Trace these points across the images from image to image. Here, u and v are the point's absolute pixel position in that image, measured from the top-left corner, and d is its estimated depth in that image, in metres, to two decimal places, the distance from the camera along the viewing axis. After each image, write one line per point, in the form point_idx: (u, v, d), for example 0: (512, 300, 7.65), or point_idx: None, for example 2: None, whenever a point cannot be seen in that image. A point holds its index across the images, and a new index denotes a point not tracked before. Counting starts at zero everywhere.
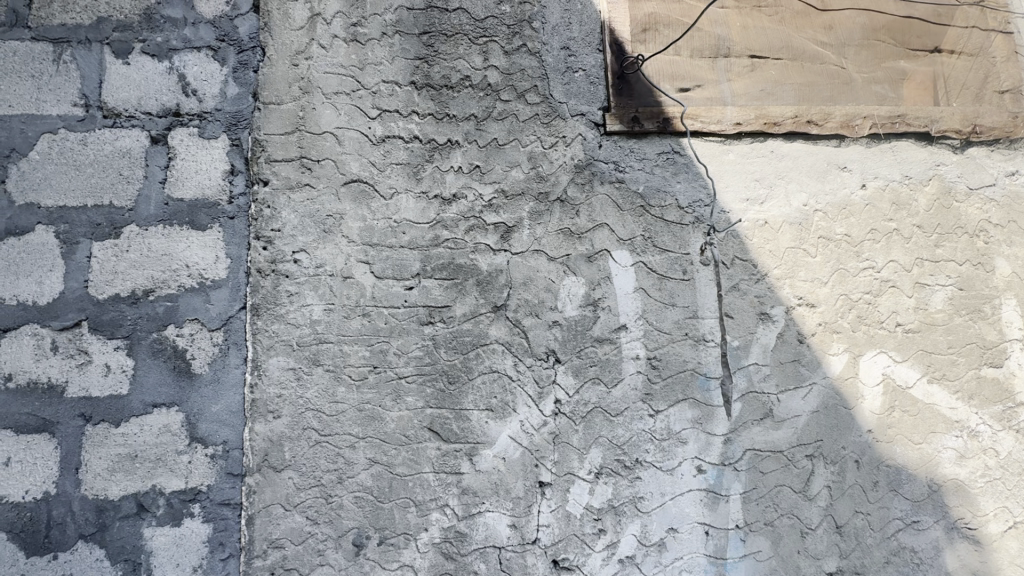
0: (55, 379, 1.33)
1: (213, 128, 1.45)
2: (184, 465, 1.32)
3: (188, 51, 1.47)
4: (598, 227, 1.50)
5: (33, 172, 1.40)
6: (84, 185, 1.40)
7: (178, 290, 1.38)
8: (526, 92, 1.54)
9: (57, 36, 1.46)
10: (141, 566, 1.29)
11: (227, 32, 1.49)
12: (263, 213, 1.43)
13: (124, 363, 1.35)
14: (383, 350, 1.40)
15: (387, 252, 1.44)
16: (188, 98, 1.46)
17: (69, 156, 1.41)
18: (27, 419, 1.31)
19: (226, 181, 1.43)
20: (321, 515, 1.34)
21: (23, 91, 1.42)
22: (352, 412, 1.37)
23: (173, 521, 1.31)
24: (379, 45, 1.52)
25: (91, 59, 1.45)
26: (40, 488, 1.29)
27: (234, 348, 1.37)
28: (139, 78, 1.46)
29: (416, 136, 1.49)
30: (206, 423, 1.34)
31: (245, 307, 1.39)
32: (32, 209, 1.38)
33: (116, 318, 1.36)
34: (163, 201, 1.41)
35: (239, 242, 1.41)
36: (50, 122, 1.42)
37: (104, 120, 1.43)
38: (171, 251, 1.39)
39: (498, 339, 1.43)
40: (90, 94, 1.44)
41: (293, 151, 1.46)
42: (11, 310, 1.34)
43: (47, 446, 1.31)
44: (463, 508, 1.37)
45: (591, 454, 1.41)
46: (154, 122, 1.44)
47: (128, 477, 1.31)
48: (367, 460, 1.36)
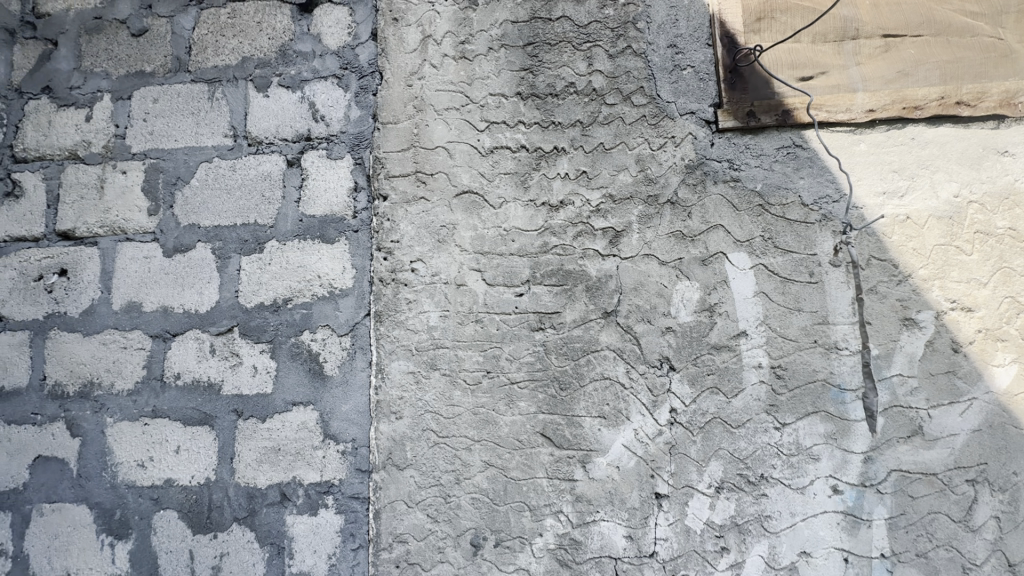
0: (214, 378, 1.51)
1: (339, 149, 1.58)
2: (319, 459, 1.44)
3: (317, 81, 1.62)
4: (712, 229, 1.44)
5: (194, 197, 1.60)
6: (234, 206, 1.58)
7: (312, 299, 1.51)
8: (632, 94, 1.51)
9: (211, 76, 1.66)
10: (285, 550, 1.42)
11: (350, 60, 1.62)
12: (384, 226, 1.52)
13: (268, 365, 1.50)
14: (496, 355, 1.43)
15: (497, 260, 1.47)
16: (317, 123, 1.60)
17: (222, 181, 1.60)
18: (193, 413, 1.50)
19: (350, 197, 1.54)
20: (440, 514, 1.39)
21: (186, 127, 1.64)
22: (467, 415, 1.42)
23: (311, 510, 1.42)
24: (486, 60, 1.57)
25: (238, 94, 1.64)
26: (203, 474, 1.47)
27: (360, 353, 1.47)
28: (277, 108, 1.62)
29: (522, 145, 1.52)
30: (337, 422, 1.45)
31: (369, 314, 1.49)
32: (194, 229, 1.59)
33: (261, 324, 1.52)
34: (298, 218, 1.55)
35: (362, 253, 1.51)
36: (206, 152, 1.62)
37: (249, 148, 1.61)
38: (306, 264, 1.53)
39: (609, 346, 1.42)
40: (238, 125, 1.63)
41: (409, 166, 1.54)
42: (180, 318, 1.55)
43: (208, 437, 1.48)
44: (577, 516, 1.36)
45: (710, 467, 1.35)
46: (289, 147, 1.60)
47: (273, 468, 1.45)
48: (482, 462, 1.40)
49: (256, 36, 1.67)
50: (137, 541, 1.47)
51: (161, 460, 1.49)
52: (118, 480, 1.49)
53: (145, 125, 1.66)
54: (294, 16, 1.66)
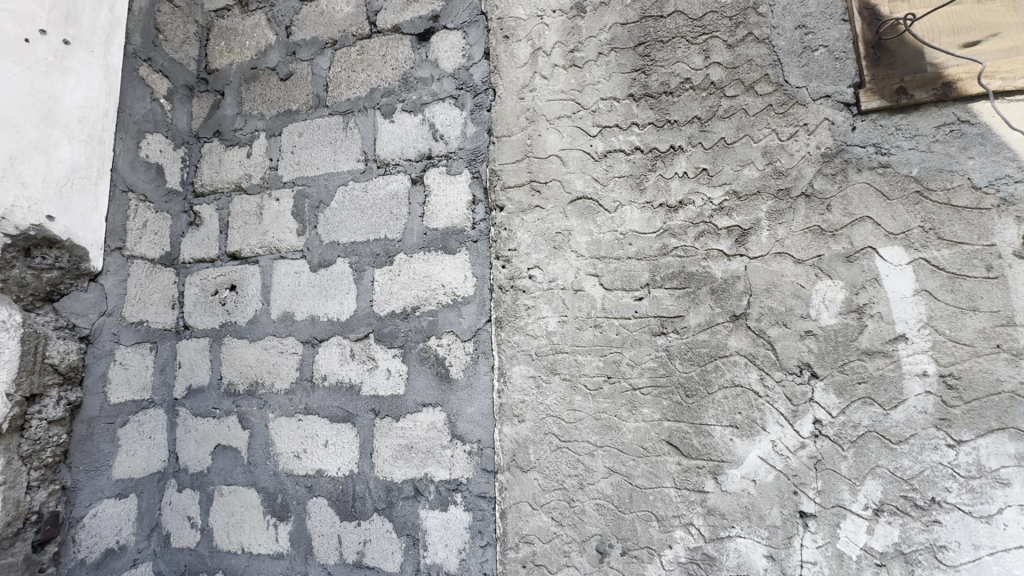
0: (355, 380, 1.66)
1: (458, 165, 1.67)
2: (448, 458, 1.52)
3: (436, 103, 1.73)
4: (857, 222, 1.30)
5: (333, 217, 1.79)
6: (367, 223, 1.74)
7: (437, 307, 1.61)
8: (756, 83, 1.42)
9: (345, 109, 1.85)
10: (420, 542, 1.52)
11: (465, 80, 1.71)
12: (501, 235, 1.58)
13: (400, 368, 1.62)
14: (616, 360, 1.42)
15: (615, 264, 1.46)
16: (437, 142, 1.71)
17: (356, 202, 1.77)
18: (337, 411, 1.67)
19: (469, 210, 1.63)
20: (565, 517, 1.40)
21: (325, 155, 1.84)
22: (589, 421, 1.41)
23: (442, 506, 1.51)
24: (596, 65, 1.57)
25: (368, 122, 1.81)
26: (347, 467, 1.62)
27: (483, 357, 1.54)
28: (401, 132, 1.76)
29: (637, 147, 1.50)
30: (463, 423, 1.52)
31: (490, 320, 1.55)
32: (334, 245, 1.77)
33: (393, 331, 1.65)
34: (423, 231, 1.67)
35: (482, 262, 1.58)
36: (343, 177, 1.81)
37: (378, 170, 1.77)
38: (431, 274, 1.63)
39: (739, 351, 1.34)
40: (368, 150, 1.79)
41: (523, 176, 1.59)
42: (325, 325, 1.73)
43: (351, 433, 1.64)
44: (709, 530, 1.29)
45: (866, 486, 1.21)
46: (413, 166, 1.72)
47: (407, 464, 1.56)
48: (606, 468, 1.38)
49: (381, 67, 1.83)
50: (296, 523, 1.66)
51: (313, 452, 1.67)
52: (279, 469, 1.70)
53: (293, 156, 1.89)
54: (414, 46, 1.80)
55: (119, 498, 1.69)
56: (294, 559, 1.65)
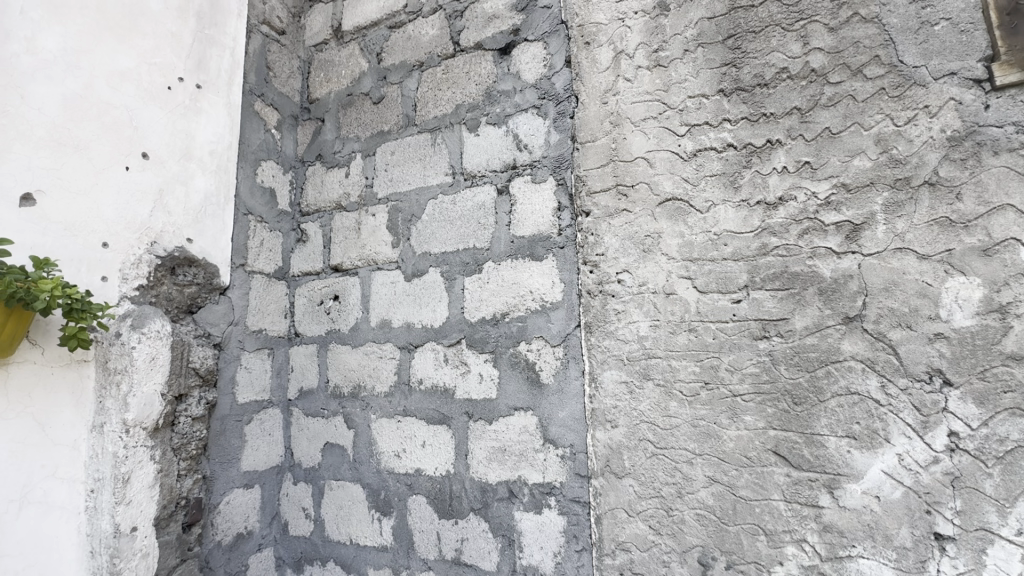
0: (448, 384, 1.74)
1: (543, 173, 1.70)
2: (541, 461, 1.55)
3: (519, 114, 1.78)
4: (996, 211, 1.16)
5: (425, 229, 1.89)
6: (457, 234, 1.82)
7: (526, 312, 1.64)
8: (864, 66, 1.32)
9: (432, 126, 1.95)
10: (515, 543, 1.55)
11: (547, 90, 1.74)
12: (588, 240, 1.58)
13: (492, 373, 1.67)
14: (714, 366, 1.37)
15: (709, 266, 1.42)
16: (521, 152, 1.75)
17: (445, 213, 1.85)
18: (433, 413, 1.75)
19: (555, 216, 1.65)
20: (663, 526, 1.37)
21: (416, 171, 1.95)
22: (686, 428, 1.37)
23: (536, 508, 1.54)
24: (682, 63, 1.53)
25: (454, 137, 1.89)
26: (444, 467, 1.70)
27: (573, 362, 1.55)
28: (486, 144, 1.82)
29: (729, 144, 1.44)
30: (555, 427, 1.54)
31: (580, 324, 1.56)
32: (426, 256, 1.87)
33: (484, 336, 1.70)
34: (510, 239, 1.71)
35: (570, 268, 1.60)
36: (432, 190, 1.90)
37: (465, 182, 1.84)
38: (519, 280, 1.67)
39: (855, 356, 1.24)
40: (456, 164, 1.87)
41: (609, 181, 1.58)
42: (420, 332, 1.83)
43: (446, 435, 1.71)
44: (826, 548, 1.21)
45: (1018, 508, 1.07)
46: (499, 177, 1.78)
47: (501, 466, 1.60)
48: (706, 477, 1.34)
49: (465, 84, 1.91)
50: (398, 519, 1.76)
51: (412, 452, 1.76)
52: (381, 467, 1.82)
53: (386, 174, 2.02)
54: (496, 61, 1.86)
55: (246, 488, 1.89)
56: (397, 552, 1.75)
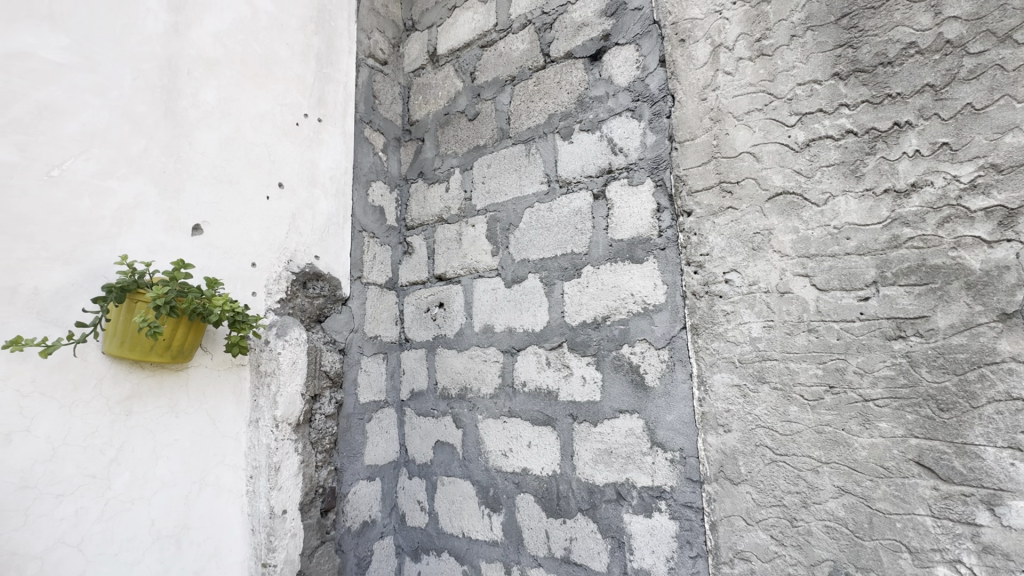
0: (552, 386, 1.78)
1: (640, 175, 1.69)
2: (649, 465, 1.54)
3: (612, 118, 1.79)
4: None
5: (522, 237, 1.95)
6: (554, 240, 1.86)
7: (628, 315, 1.65)
8: (1014, 31, 1.17)
9: (526, 137, 2.01)
10: (626, 545, 1.56)
11: (641, 92, 1.74)
12: (692, 240, 1.55)
13: (595, 376, 1.69)
14: (839, 368, 1.28)
15: (830, 262, 1.33)
16: (616, 155, 1.76)
17: (542, 220, 1.91)
18: (538, 415, 1.80)
19: (655, 218, 1.64)
20: (787, 537, 1.31)
21: (512, 181, 2.02)
22: (810, 434, 1.30)
23: (646, 512, 1.53)
24: (789, 50, 1.46)
25: (548, 146, 1.94)
26: (550, 467, 1.75)
27: (680, 364, 1.53)
28: (580, 150, 1.85)
29: (848, 130, 1.35)
30: (663, 430, 1.53)
31: (686, 326, 1.53)
32: (525, 262, 1.93)
33: (585, 340, 1.73)
34: (609, 243, 1.72)
35: (672, 269, 1.58)
36: (528, 199, 1.96)
37: (560, 189, 1.88)
38: (620, 283, 1.68)
39: (1016, 358, 1.11)
40: (550, 172, 1.91)
41: (712, 179, 1.54)
42: (521, 336, 1.89)
43: (551, 436, 1.76)
44: (987, 572, 1.09)
45: None
46: (594, 182, 1.80)
47: (608, 467, 1.62)
48: (835, 487, 1.26)
49: (557, 94, 1.96)
50: (507, 515, 1.83)
51: (518, 452, 1.83)
52: (489, 465, 1.91)
53: (484, 186, 2.12)
54: (587, 67, 1.89)
55: (369, 481, 2.07)
56: (507, 547, 1.82)
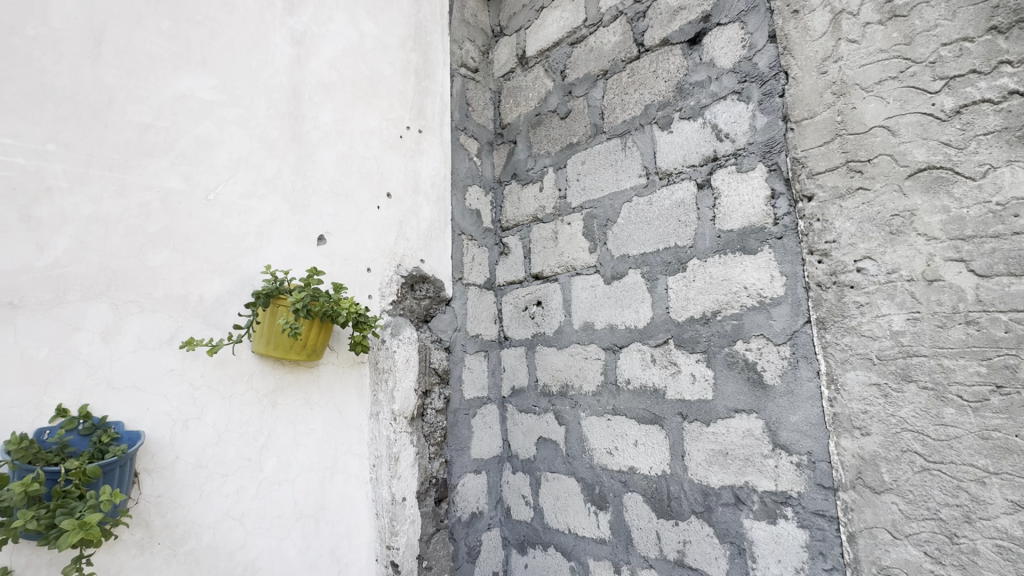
0: (658, 384, 1.74)
1: (750, 160, 1.60)
2: (771, 468, 1.45)
3: (716, 103, 1.70)
4: None
5: (621, 232, 1.92)
6: (656, 234, 1.81)
7: (742, 310, 1.56)
8: None
9: (621, 130, 1.98)
10: (747, 552, 1.48)
11: (748, 71, 1.63)
12: (814, 227, 1.44)
13: (706, 373, 1.62)
14: (1009, 365, 1.12)
15: (992, 245, 1.17)
16: (722, 142, 1.67)
17: (642, 215, 1.86)
18: (645, 413, 1.76)
19: (769, 205, 1.54)
20: (945, 555, 1.17)
21: (608, 177, 2.00)
22: (972, 440, 1.15)
23: (769, 518, 1.44)
24: (930, 7, 1.30)
25: (646, 138, 1.89)
26: (660, 467, 1.70)
27: (805, 362, 1.42)
28: (681, 140, 1.78)
29: (1012, 92, 1.18)
30: (787, 432, 1.43)
31: (810, 320, 1.42)
32: (625, 258, 1.89)
33: (694, 336, 1.66)
34: (716, 234, 1.64)
35: (792, 259, 1.47)
36: (626, 194, 1.92)
37: (661, 181, 1.82)
38: (731, 276, 1.59)
39: None
40: (649, 164, 1.86)
41: (836, 159, 1.42)
42: (623, 333, 1.86)
43: (660, 435, 1.71)
44: None
45: None
46: (698, 171, 1.72)
47: (724, 470, 1.55)
48: (1008, 502, 1.10)
49: (653, 83, 1.90)
50: (614, 514, 1.82)
51: (624, 450, 1.80)
52: (594, 462, 1.90)
53: (579, 183, 2.11)
54: (686, 52, 1.82)
55: (475, 474, 2.15)
56: (616, 546, 1.80)
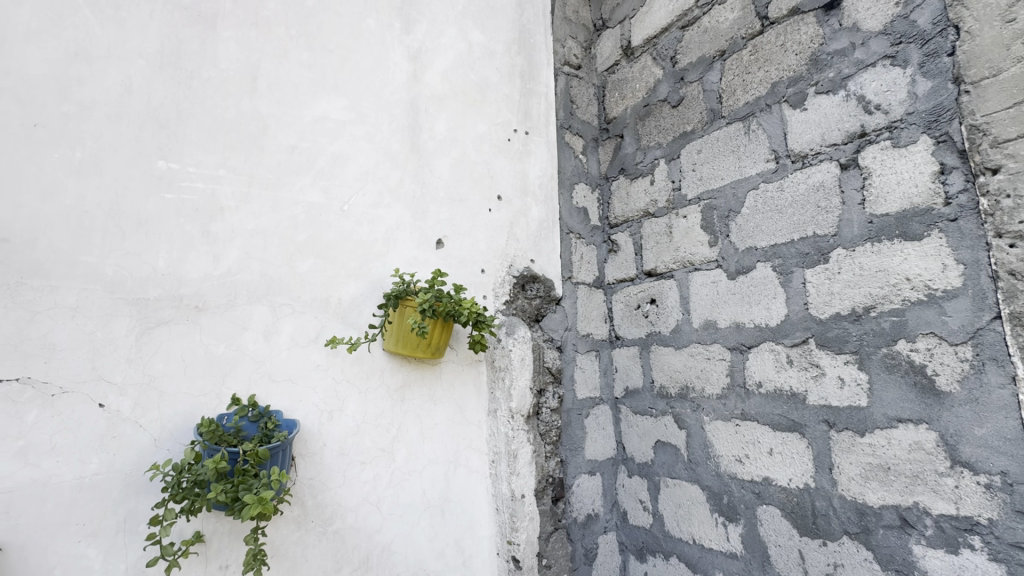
0: (797, 388, 1.58)
1: (909, 133, 1.40)
2: (950, 489, 1.26)
3: (863, 72, 1.52)
4: None
5: (746, 223, 1.77)
6: (789, 223, 1.65)
7: (903, 305, 1.37)
8: None
9: (744, 113, 1.83)
10: None
11: (904, 32, 1.44)
12: (1002, 206, 1.23)
13: (857, 377, 1.44)
14: None
15: None
16: (872, 115, 1.48)
17: (771, 203, 1.71)
18: (781, 420, 1.61)
19: (937, 183, 1.34)
20: None
21: (729, 164, 1.85)
22: None
23: (948, 546, 1.26)
24: None
25: (774, 119, 1.73)
26: (801, 479, 1.54)
27: (994, 366, 1.22)
28: (819, 117, 1.61)
29: None
30: (971, 448, 1.24)
31: (999, 316, 1.21)
32: (752, 251, 1.74)
33: (841, 335, 1.49)
34: (867, 220, 1.46)
35: (971, 244, 1.27)
36: (752, 181, 1.77)
37: (794, 164, 1.65)
38: (887, 267, 1.40)
39: None
40: (779, 147, 1.70)
41: None
42: (752, 331, 1.72)
43: (800, 444, 1.55)
44: None
45: None
46: (841, 150, 1.54)
47: (885, 487, 1.37)
48: None
49: (781, 58, 1.74)
50: (747, 527, 1.68)
51: (758, 459, 1.66)
52: (721, 470, 1.77)
53: (695, 173, 1.98)
54: (821, 19, 1.64)
55: (591, 475, 2.11)
56: (749, 562, 1.67)
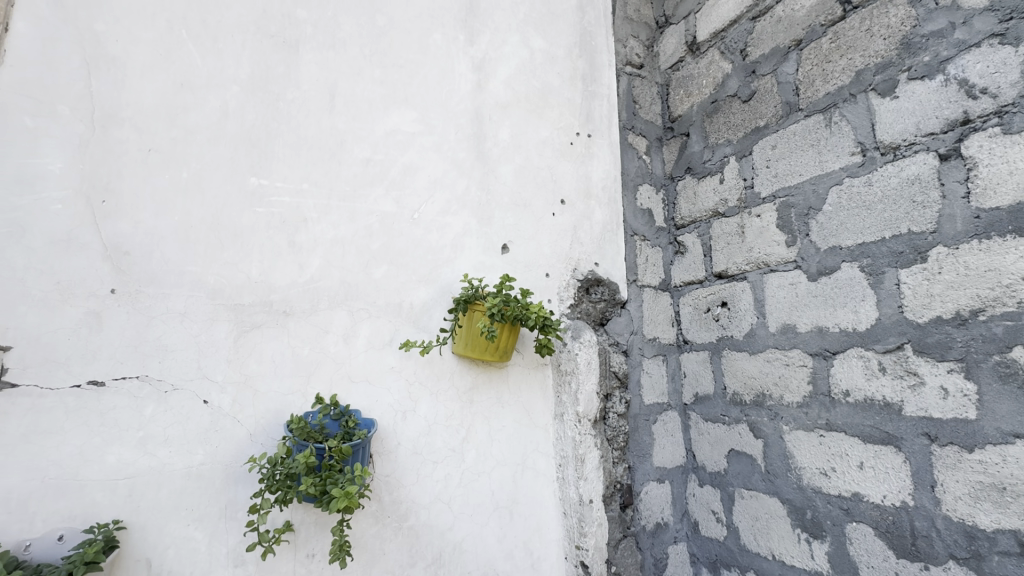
0: (891, 398, 1.47)
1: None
2: None
3: (964, 54, 1.40)
4: None
5: (829, 221, 1.67)
6: (879, 220, 1.54)
7: (1019, 308, 1.25)
8: None
9: (824, 105, 1.72)
10: None
11: (1015, 7, 1.32)
12: None
13: (963, 387, 1.33)
14: None
15: None
16: (977, 100, 1.36)
17: (858, 199, 1.60)
18: (873, 432, 1.50)
19: None
20: None
21: (808, 159, 1.75)
22: None
23: None
24: None
25: (860, 109, 1.62)
26: (897, 497, 1.43)
27: None
28: (913, 105, 1.49)
29: None
30: None
31: None
32: (836, 251, 1.64)
33: (943, 341, 1.37)
34: (973, 215, 1.34)
35: None
36: (835, 176, 1.67)
37: (884, 157, 1.54)
38: (998, 266, 1.29)
39: None
40: (866, 139, 1.59)
41: None
42: (837, 337, 1.61)
43: (896, 458, 1.44)
44: None
45: None
46: (941, 139, 1.42)
47: (1001, 510, 1.25)
48: None
49: (867, 44, 1.63)
50: (834, 545, 1.58)
51: (846, 473, 1.56)
52: (803, 483, 1.67)
53: (769, 170, 1.89)
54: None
55: (659, 483, 2.06)
56: None
